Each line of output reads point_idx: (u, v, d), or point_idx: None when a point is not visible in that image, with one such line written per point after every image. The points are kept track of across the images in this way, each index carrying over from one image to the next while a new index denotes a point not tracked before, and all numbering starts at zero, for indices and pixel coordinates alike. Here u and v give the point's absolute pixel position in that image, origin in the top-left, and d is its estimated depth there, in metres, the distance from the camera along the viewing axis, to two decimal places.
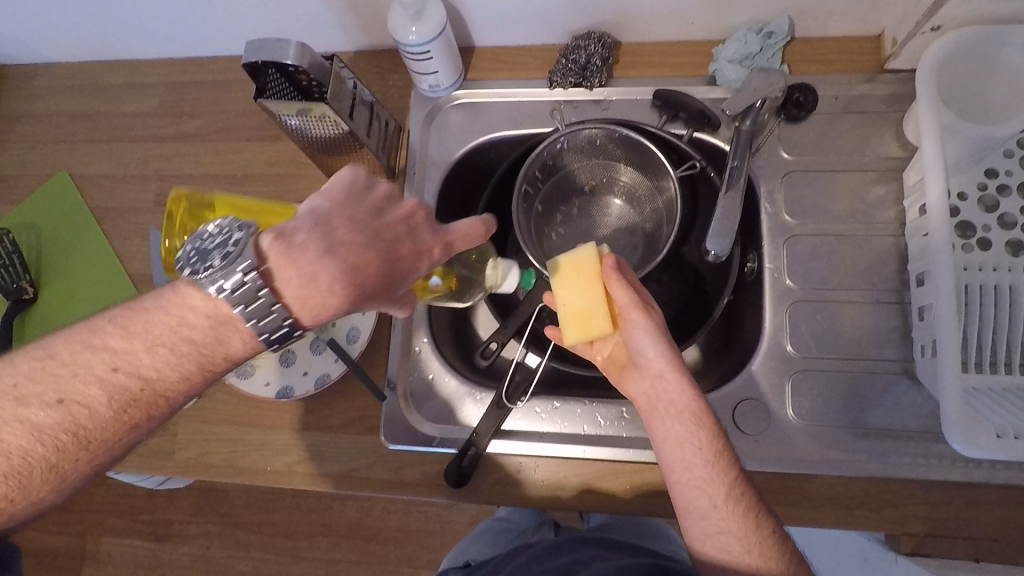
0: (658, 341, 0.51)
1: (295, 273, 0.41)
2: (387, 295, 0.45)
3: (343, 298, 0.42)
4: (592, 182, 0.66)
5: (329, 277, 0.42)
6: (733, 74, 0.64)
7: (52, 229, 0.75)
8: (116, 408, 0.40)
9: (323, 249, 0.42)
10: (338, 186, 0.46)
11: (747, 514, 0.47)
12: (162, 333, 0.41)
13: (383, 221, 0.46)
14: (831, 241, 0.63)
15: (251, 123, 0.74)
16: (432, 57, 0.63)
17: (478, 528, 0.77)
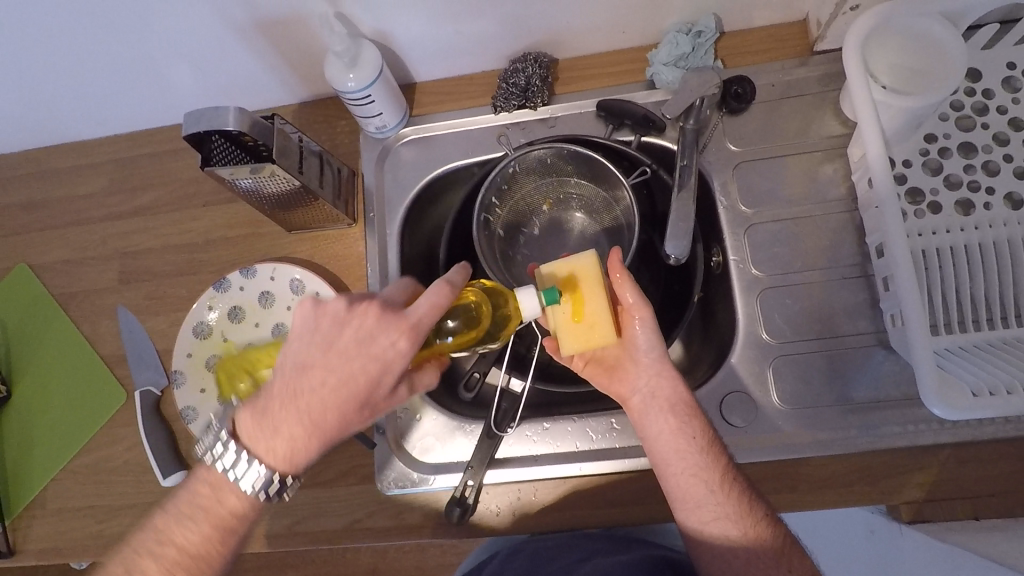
0: (654, 340, 0.53)
1: (261, 449, 0.49)
2: (357, 413, 0.50)
3: (313, 438, 0.49)
4: (548, 200, 0.67)
5: (304, 453, 0.50)
6: (671, 75, 0.65)
7: (18, 323, 0.74)
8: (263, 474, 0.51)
9: (297, 410, 0.49)
10: (302, 327, 0.51)
11: (740, 498, 0.49)
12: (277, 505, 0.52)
13: (357, 350, 0.48)
14: (788, 225, 0.64)
15: (205, 188, 0.74)
16: (375, 101, 0.64)
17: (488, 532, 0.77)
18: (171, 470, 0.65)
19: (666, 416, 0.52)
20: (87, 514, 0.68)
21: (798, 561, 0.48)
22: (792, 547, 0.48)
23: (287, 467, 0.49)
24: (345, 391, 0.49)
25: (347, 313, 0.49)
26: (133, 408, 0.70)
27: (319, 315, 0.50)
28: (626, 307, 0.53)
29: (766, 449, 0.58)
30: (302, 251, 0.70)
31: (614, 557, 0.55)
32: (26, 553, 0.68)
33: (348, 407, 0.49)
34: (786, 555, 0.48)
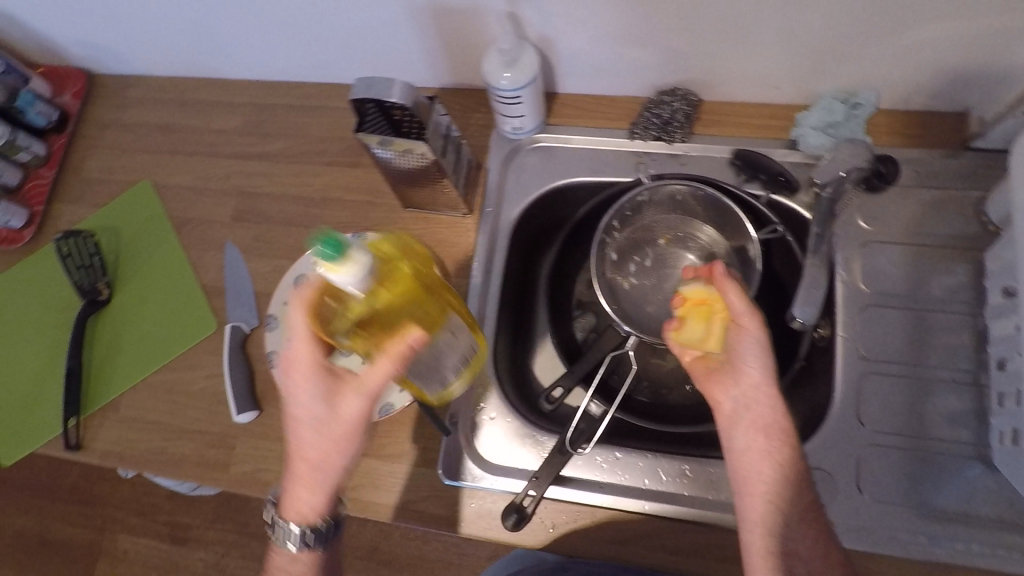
0: (755, 355, 0.49)
1: (288, 517, 0.54)
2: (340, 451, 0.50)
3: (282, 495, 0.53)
4: (667, 235, 0.66)
5: (305, 507, 0.53)
6: (818, 140, 0.64)
7: (132, 234, 0.78)
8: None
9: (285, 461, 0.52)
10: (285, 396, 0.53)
11: (818, 540, 0.48)
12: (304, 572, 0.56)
13: (333, 408, 0.49)
14: (902, 316, 0.63)
15: (333, 148, 0.76)
16: (522, 102, 0.65)
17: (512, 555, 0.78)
18: (245, 407, 0.67)
19: (755, 432, 0.49)
20: (154, 429, 0.70)
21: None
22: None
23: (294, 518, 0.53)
24: (342, 438, 0.50)
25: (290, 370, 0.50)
26: (221, 340, 0.72)
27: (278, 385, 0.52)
28: (737, 315, 0.50)
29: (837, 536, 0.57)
30: (412, 229, 0.72)
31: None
32: (90, 451, 0.71)
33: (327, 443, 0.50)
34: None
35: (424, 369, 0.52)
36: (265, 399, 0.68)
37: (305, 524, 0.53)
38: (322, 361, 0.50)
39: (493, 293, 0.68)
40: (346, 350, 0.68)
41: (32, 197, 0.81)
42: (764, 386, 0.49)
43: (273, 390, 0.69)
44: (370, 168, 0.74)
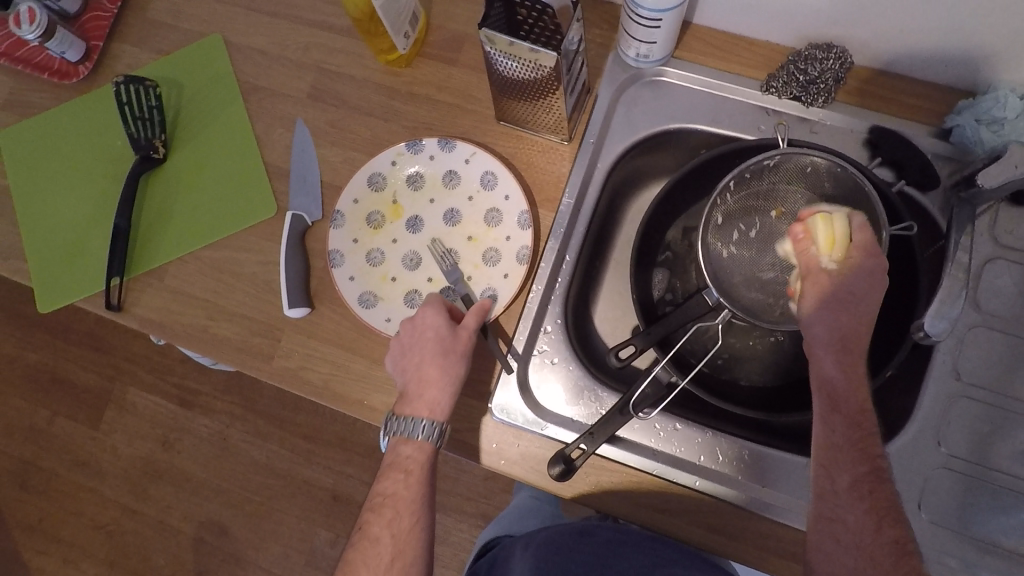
0: (827, 304, 0.47)
1: (417, 412, 0.56)
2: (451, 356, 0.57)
3: (452, 359, 0.57)
4: (781, 207, 0.60)
5: (438, 398, 0.56)
6: (974, 133, 0.57)
7: (196, 92, 0.72)
8: (424, 480, 0.56)
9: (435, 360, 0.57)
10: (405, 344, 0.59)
11: (871, 509, 0.43)
12: (406, 488, 0.56)
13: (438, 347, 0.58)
14: (1010, 342, 0.58)
15: (429, 38, 0.68)
16: (660, 28, 0.57)
17: (516, 503, 0.77)
18: (298, 303, 0.63)
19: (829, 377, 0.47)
20: (199, 305, 0.67)
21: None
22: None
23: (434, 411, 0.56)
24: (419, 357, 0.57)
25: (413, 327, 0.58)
26: (279, 226, 0.68)
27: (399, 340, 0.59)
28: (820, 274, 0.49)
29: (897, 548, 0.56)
30: (502, 146, 0.65)
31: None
32: (130, 314, 0.68)
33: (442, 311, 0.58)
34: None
35: (397, 16, 0.61)
36: (318, 297, 0.65)
37: (442, 416, 0.56)
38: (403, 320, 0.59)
39: (578, 233, 0.63)
40: (412, 263, 0.64)
41: (90, 29, 0.74)
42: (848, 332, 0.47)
43: (327, 290, 0.65)
44: (468, 70, 0.67)
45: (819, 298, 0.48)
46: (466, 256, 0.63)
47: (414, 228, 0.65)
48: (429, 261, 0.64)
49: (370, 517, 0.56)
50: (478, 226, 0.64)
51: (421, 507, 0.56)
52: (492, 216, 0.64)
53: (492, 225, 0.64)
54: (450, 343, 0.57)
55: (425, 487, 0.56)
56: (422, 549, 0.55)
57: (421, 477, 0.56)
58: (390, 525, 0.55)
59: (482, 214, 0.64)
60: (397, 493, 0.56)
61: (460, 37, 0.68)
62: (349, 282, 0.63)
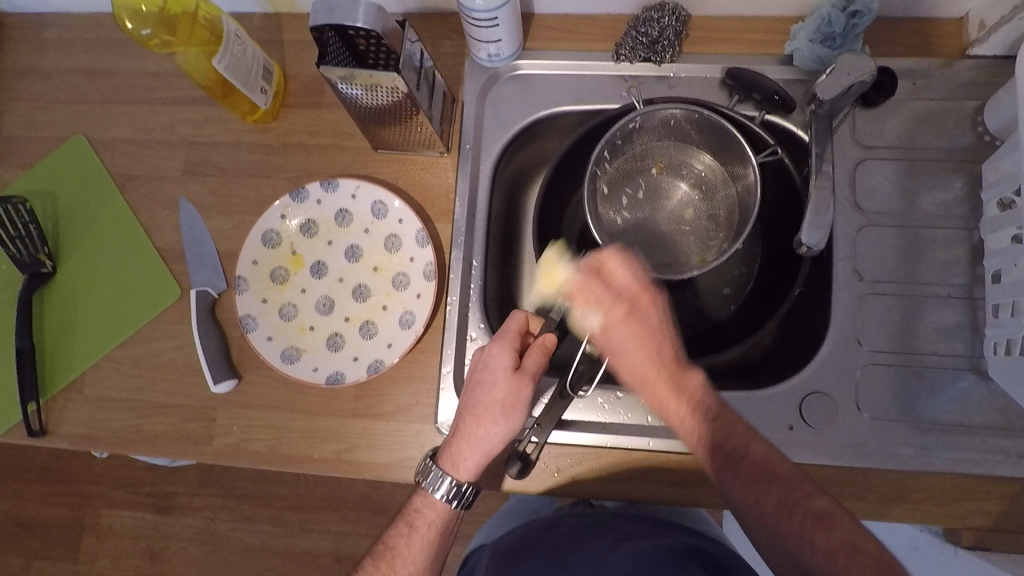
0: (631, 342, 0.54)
1: (443, 465, 0.54)
2: (501, 416, 0.53)
3: (498, 416, 0.53)
4: (659, 163, 0.64)
5: (467, 457, 0.53)
6: (812, 53, 0.60)
7: (71, 197, 0.70)
8: (431, 540, 0.56)
9: (494, 417, 0.53)
10: (481, 395, 0.53)
11: (747, 489, 0.48)
12: (411, 546, 0.55)
13: (482, 398, 0.53)
14: (897, 233, 0.61)
15: (288, 87, 0.69)
16: (499, 25, 0.59)
17: (504, 508, 0.76)
18: (222, 376, 0.62)
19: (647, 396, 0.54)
20: (125, 407, 0.65)
21: (819, 540, 0.45)
22: (812, 525, 0.45)
23: (464, 470, 0.54)
24: (481, 411, 0.53)
25: (513, 377, 0.53)
26: (187, 307, 0.66)
27: (481, 385, 0.53)
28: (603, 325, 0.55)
29: (804, 463, 0.58)
30: (385, 172, 0.66)
31: (651, 542, 0.54)
32: (55, 436, 0.65)
33: (512, 368, 0.53)
34: (806, 535, 0.45)
35: (248, 73, 0.61)
36: (243, 366, 0.64)
37: (468, 476, 0.54)
38: (509, 363, 0.53)
39: (478, 237, 0.63)
40: (326, 308, 0.64)
41: None
42: (652, 362, 0.53)
43: (251, 356, 0.64)
44: (334, 108, 0.68)
45: (616, 355, 0.54)
46: (378, 287, 0.64)
47: (319, 272, 0.65)
48: (343, 302, 0.64)
49: (368, 567, 0.55)
50: (382, 255, 0.64)
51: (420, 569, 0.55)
52: (392, 242, 0.64)
53: (395, 250, 0.65)
54: (508, 397, 0.53)
55: (433, 550, 0.56)
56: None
57: (429, 537, 0.56)
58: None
59: (382, 242, 0.65)
60: (402, 550, 0.55)
61: (320, 79, 0.68)
62: (268, 342, 0.62)
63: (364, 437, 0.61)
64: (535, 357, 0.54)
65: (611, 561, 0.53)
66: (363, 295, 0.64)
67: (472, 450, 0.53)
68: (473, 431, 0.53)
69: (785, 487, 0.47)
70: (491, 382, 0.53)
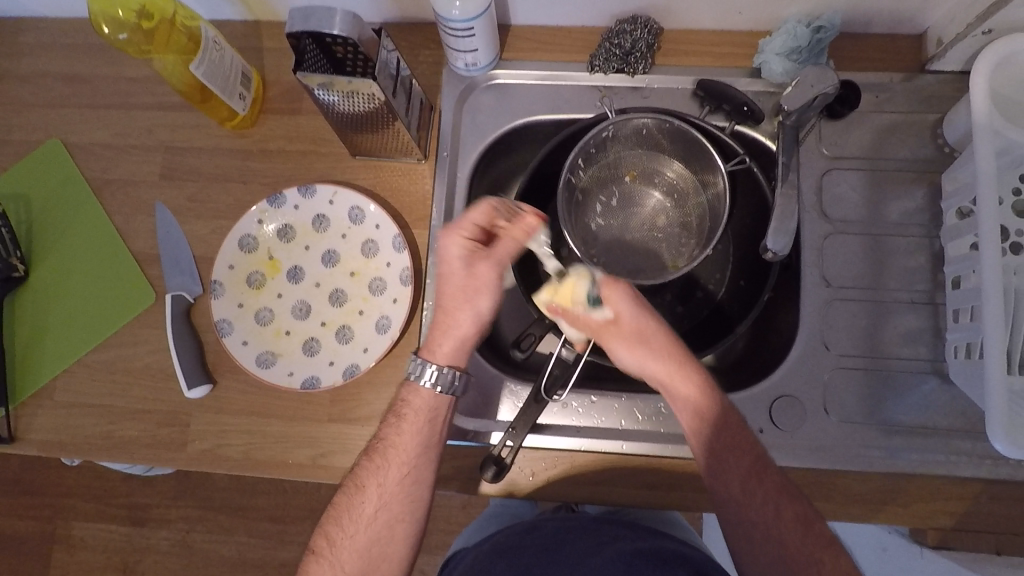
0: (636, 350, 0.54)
1: (423, 353, 0.56)
2: (475, 299, 0.54)
3: (467, 301, 0.54)
4: (632, 171, 0.65)
5: (443, 343, 0.55)
6: (779, 66, 0.62)
7: (45, 201, 0.70)
8: (384, 494, 0.54)
9: (464, 303, 0.54)
10: (449, 280, 0.54)
11: (769, 500, 0.50)
12: (363, 504, 0.54)
13: (450, 281, 0.54)
14: (862, 240, 0.63)
15: (268, 93, 0.69)
16: (475, 35, 0.60)
17: (485, 512, 0.76)
18: (197, 382, 0.62)
19: (680, 399, 0.52)
20: (97, 412, 0.64)
21: (828, 563, 0.47)
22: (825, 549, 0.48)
23: (437, 354, 0.55)
24: (452, 296, 0.54)
25: (473, 259, 0.54)
26: (162, 312, 0.66)
27: (449, 267, 0.54)
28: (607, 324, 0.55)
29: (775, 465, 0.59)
30: (364, 178, 0.67)
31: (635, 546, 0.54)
32: (24, 442, 0.64)
33: (467, 253, 0.54)
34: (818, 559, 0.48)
35: (227, 81, 0.62)
36: (218, 371, 0.64)
37: (450, 361, 0.55)
38: (473, 254, 0.54)
39: None
40: (302, 312, 0.64)
41: None
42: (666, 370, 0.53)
43: (226, 361, 0.64)
44: (313, 114, 0.68)
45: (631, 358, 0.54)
46: (354, 292, 0.64)
47: (296, 277, 0.65)
48: (320, 306, 0.64)
49: (326, 525, 0.55)
50: (359, 259, 0.65)
51: (418, 460, 0.54)
52: (369, 247, 0.65)
53: (372, 255, 0.65)
54: (470, 283, 0.54)
55: (389, 507, 0.54)
56: (416, 502, 0.54)
57: (380, 491, 0.54)
58: (381, 475, 0.54)
59: (359, 247, 0.65)
60: (396, 442, 0.54)
61: (299, 86, 0.69)
62: (243, 347, 0.62)
63: (339, 440, 0.61)
64: (507, 239, 0.54)
65: (598, 565, 0.52)
66: (340, 300, 0.64)
67: (447, 331, 0.55)
68: (445, 317, 0.55)
69: (801, 505, 0.50)
70: (454, 271, 0.54)
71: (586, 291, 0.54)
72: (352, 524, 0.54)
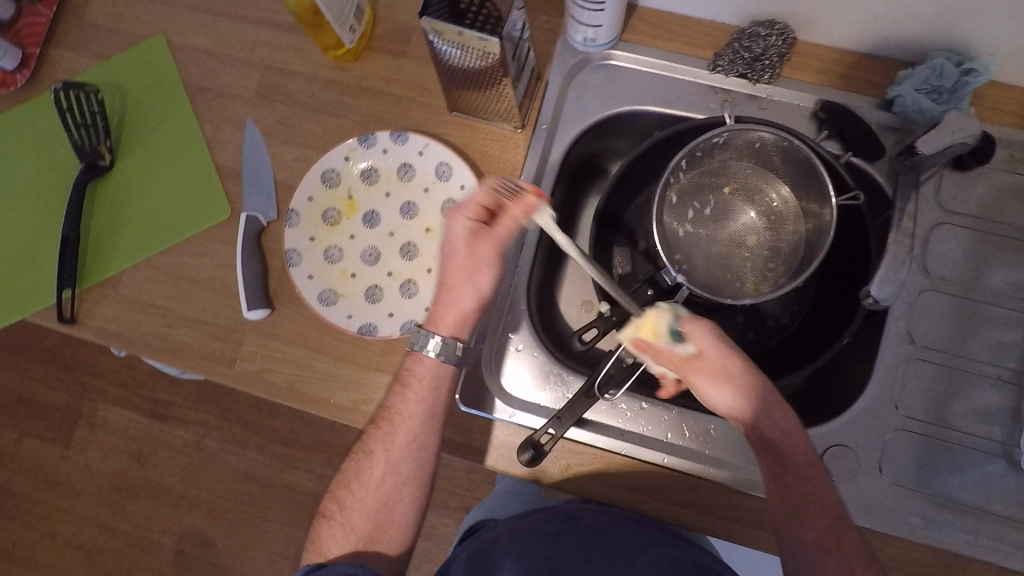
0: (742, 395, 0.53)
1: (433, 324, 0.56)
2: (477, 279, 0.54)
3: (473, 277, 0.54)
4: (731, 183, 0.62)
5: (447, 318, 0.56)
6: (915, 103, 0.58)
7: (140, 96, 0.70)
8: (391, 461, 0.57)
9: (466, 280, 0.54)
10: (456, 255, 0.54)
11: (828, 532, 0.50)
12: (372, 471, 0.58)
13: (455, 256, 0.54)
14: (959, 304, 0.60)
15: (376, 30, 0.68)
16: (604, 10, 0.57)
17: (504, 488, 0.76)
18: (257, 304, 0.62)
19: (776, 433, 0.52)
20: (156, 313, 0.66)
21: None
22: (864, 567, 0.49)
23: (443, 327, 0.56)
24: (456, 273, 0.55)
25: (473, 236, 0.53)
26: (234, 229, 0.66)
27: (451, 236, 0.54)
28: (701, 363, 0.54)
29: None
30: (456, 136, 0.65)
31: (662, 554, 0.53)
32: (84, 327, 0.66)
33: (465, 231, 0.53)
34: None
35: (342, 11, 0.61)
36: (278, 298, 0.64)
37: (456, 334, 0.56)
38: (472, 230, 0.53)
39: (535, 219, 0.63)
40: (371, 258, 0.64)
41: (25, 36, 0.72)
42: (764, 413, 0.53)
43: (287, 290, 0.64)
44: (417, 60, 0.67)
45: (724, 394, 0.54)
46: (426, 248, 0.64)
47: (372, 222, 0.65)
48: (389, 256, 0.64)
49: (340, 482, 0.59)
50: (436, 217, 0.64)
51: (416, 430, 0.57)
52: (449, 207, 0.64)
53: (450, 216, 0.64)
54: (470, 261, 0.54)
55: (395, 472, 0.58)
56: (418, 467, 0.58)
57: (385, 457, 0.57)
58: (387, 444, 0.57)
59: (439, 205, 0.64)
60: (401, 411, 0.56)
61: (408, 28, 0.67)
62: (308, 281, 0.62)
63: (384, 392, 0.61)
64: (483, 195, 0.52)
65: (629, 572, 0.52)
66: (410, 254, 0.64)
67: (451, 305, 0.56)
68: (455, 291, 0.55)
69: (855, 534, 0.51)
70: (458, 246, 0.54)
71: (668, 322, 0.54)
72: (366, 490, 0.58)
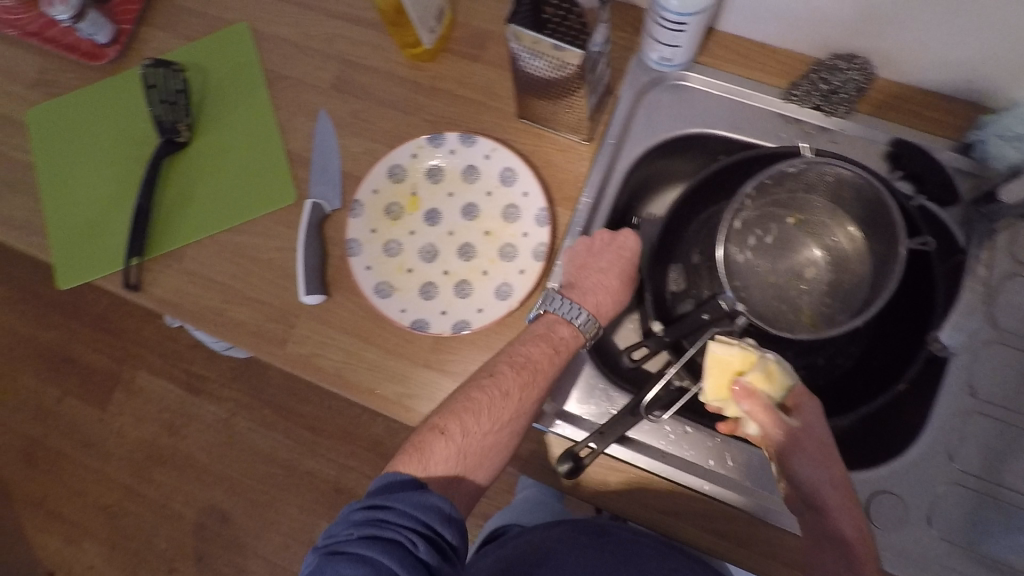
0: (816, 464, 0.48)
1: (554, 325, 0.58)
2: (612, 299, 0.59)
3: (617, 299, 0.60)
4: (795, 213, 0.61)
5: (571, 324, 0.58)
6: (999, 151, 0.56)
7: (221, 79, 0.73)
8: (461, 457, 0.54)
9: (603, 293, 0.59)
10: (597, 265, 0.59)
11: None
12: (437, 468, 0.53)
13: (595, 268, 0.59)
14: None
15: (454, 34, 0.69)
16: (684, 31, 0.57)
17: (524, 496, 0.76)
18: (314, 290, 0.63)
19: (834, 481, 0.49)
20: (216, 289, 0.68)
21: None
22: None
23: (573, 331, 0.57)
24: (596, 286, 0.59)
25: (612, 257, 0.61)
26: (298, 214, 0.68)
27: (601, 253, 0.60)
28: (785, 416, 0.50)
29: None
30: (522, 143, 0.66)
31: None
32: (147, 295, 0.68)
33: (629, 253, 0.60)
34: None
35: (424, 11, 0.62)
36: (334, 285, 0.65)
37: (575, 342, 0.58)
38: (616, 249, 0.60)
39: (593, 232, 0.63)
40: (428, 255, 0.65)
41: (120, 13, 0.75)
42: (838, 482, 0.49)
43: (344, 279, 0.65)
44: (492, 66, 0.68)
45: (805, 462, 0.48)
46: (483, 250, 0.64)
47: (432, 220, 0.66)
48: (446, 255, 0.65)
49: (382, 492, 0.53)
50: (496, 221, 0.64)
51: (487, 434, 0.54)
52: (510, 212, 0.64)
53: (510, 221, 0.65)
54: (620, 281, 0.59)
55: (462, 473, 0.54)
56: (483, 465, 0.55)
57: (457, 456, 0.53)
58: (461, 432, 0.54)
59: (500, 209, 0.65)
60: (476, 405, 0.54)
61: (485, 34, 0.69)
62: (366, 272, 0.64)
63: (429, 388, 0.62)
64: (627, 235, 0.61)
65: None
66: (467, 255, 0.65)
67: (576, 314, 0.58)
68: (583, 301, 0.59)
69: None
70: (609, 263, 0.59)
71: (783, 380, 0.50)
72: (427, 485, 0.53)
